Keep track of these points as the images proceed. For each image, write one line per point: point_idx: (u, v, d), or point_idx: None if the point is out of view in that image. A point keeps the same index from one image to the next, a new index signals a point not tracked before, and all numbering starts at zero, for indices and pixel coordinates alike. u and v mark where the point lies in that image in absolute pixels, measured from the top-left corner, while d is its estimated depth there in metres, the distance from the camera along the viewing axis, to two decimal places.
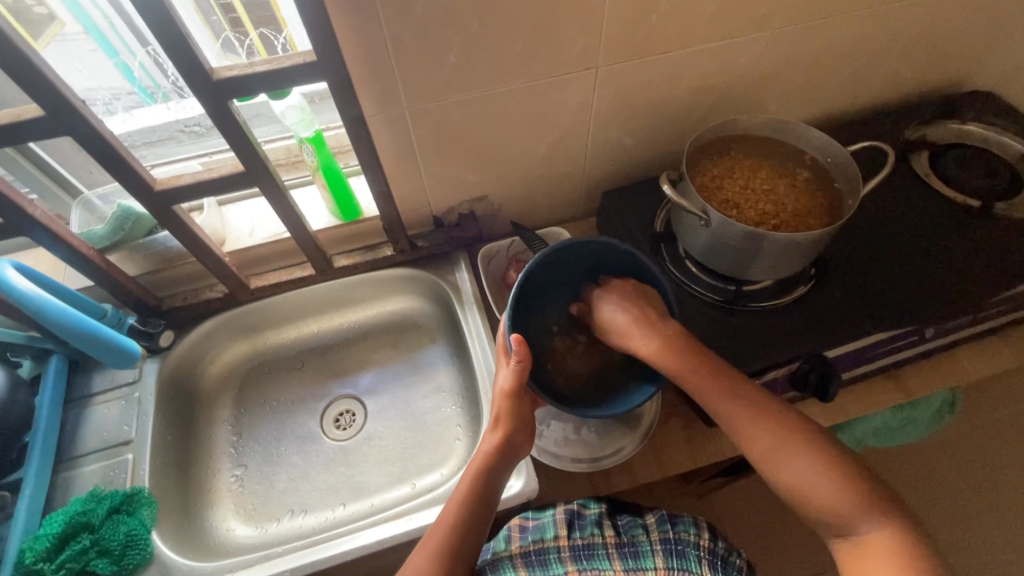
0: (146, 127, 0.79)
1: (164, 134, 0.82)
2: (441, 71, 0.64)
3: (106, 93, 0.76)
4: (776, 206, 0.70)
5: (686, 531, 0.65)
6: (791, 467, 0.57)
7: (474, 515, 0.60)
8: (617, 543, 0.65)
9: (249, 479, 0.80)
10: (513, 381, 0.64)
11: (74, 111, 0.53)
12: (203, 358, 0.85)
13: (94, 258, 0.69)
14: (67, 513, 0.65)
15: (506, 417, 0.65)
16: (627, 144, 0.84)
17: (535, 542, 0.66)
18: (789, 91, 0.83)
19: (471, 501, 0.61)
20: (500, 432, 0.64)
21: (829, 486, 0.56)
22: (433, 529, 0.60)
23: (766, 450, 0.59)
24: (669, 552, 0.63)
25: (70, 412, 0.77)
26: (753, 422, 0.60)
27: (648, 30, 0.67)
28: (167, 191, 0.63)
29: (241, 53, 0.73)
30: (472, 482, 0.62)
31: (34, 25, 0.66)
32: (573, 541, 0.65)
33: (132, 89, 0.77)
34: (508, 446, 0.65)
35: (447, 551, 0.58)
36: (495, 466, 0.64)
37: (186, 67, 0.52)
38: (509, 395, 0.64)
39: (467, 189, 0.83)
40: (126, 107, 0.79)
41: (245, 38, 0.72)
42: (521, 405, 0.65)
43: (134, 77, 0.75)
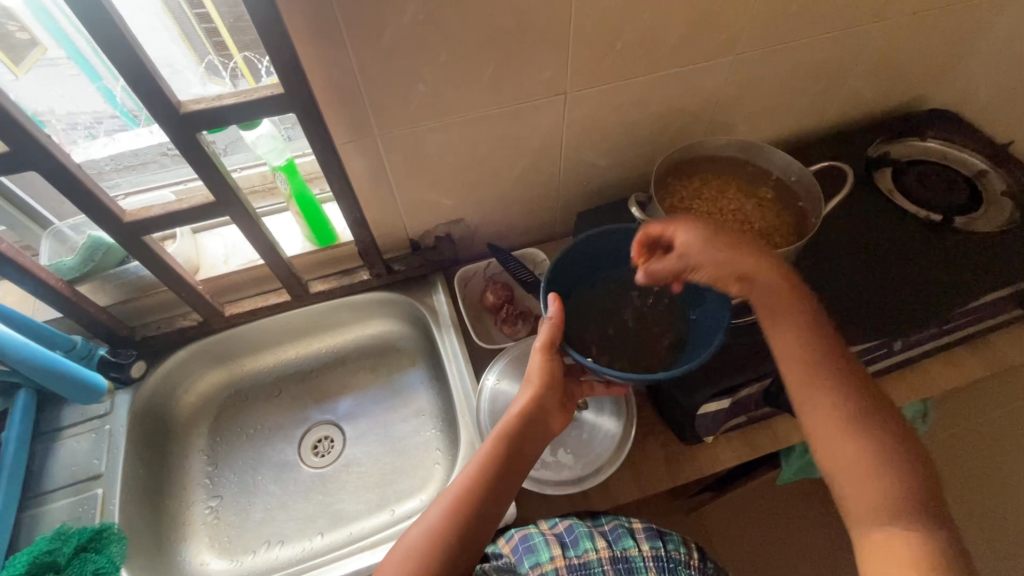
0: (128, 151, 0.80)
1: (145, 158, 0.82)
2: (411, 99, 0.65)
3: (88, 117, 0.76)
4: (743, 225, 0.72)
5: (676, 550, 0.66)
6: (855, 455, 0.54)
7: (496, 473, 0.59)
8: (612, 558, 0.64)
9: (224, 511, 0.78)
10: (548, 338, 0.62)
11: (40, 146, 0.53)
12: (177, 388, 0.84)
13: (64, 290, 0.68)
14: (31, 553, 0.63)
15: (537, 376, 0.63)
16: (600, 165, 0.85)
17: (532, 567, 0.64)
18: (756, 112, 0.86)
19: (495, 461, 0.60)
20: (531, 390, 0.63)
21: (886, 484, 0.52)
22: (453, 484, 0.59)
23: (830, 434, 0.55)
24: (663, 568, 0.64)
25: (39, 446, 0.75)
26: (832, 404, 0.55)
27: (613, 57, 0.69)
28: (136, 222, 0.63)
29: (225, 76, 0.73)
30: (497, 442, 0.61)
31: (14, 50, 0.66)
32: (569, 560, 0.64)
33: (114, 113, 0.77)
34: (539, 408, 0.63)
35: (466, 508, 0.57)
36: (522, 426, 0.62)
37: (152, 99, 0.53)
38: (542, 353, 0.63)
39: (443, 212, 0.83)
40: (108, 131, 0.78)
41: (228, 61, 0.72)
42: (551, 364, 0.64)
43: (117, 101, 0.75)
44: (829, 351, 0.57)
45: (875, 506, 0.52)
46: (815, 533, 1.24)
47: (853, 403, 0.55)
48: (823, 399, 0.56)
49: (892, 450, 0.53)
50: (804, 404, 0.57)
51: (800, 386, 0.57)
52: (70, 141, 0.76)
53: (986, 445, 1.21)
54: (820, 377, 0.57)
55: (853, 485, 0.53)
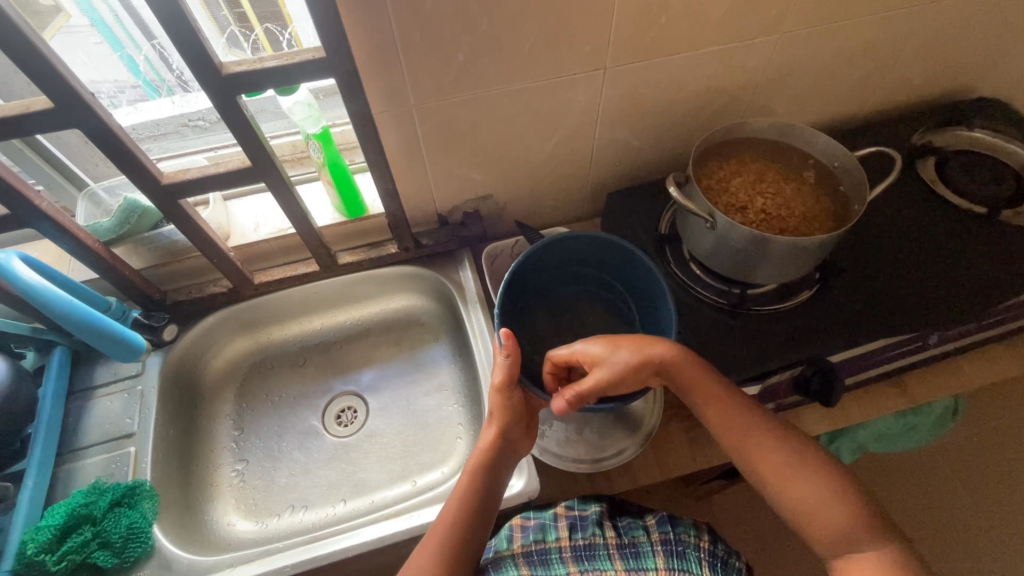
0: (150, 121, 0.80)
1: (167, 128, 0.82)
2: (450, 70, 0.64)
3: (111, 85, 0.76)
4: (782, 210, 0.70)
5: (686, 533, 0.65)
6: (800, 492, 0.57)
7: (475, 510, 0.61)
8: (618, 544, 0.64)
9: (249, 474, 0.80)
10: (505, 375, 0.64)
11: (84, 104, 0.53)
12: (206, 352, 0.85)
13: (100, 251, 0.69)
14: (68, 505, 0.65)
15: (500, 412, 0.65)
16: (634, 145, 0.84)
17: (536, 542, 0.66)
18: (797, 94, 0.83)
19: (472, 499, 0.62)
20: (495, 426, 0.65)
21: (842, 511, 0.55)
22: (435, 528, 0.61)
23: (776, 476, 0.58)
24: (670, 553, 0.63)
25: (73, 404, 0.77)
26: (768, 447, 0.59)
27: (658, 31, 0.67)
28: (173, 185, 0.63)
29: (246, 47, 0.73)
30: (469, 482, 0.63)
31: (39, 17, 0.65)
32: (575, 541, 0.65)
33: (136, 82, 0.77)
34: (506, 440, 0.65)
35: (453, 548, 0.59)
36: (493, 461, 0.64)
37: (195, 59, 0.52)
38: (501, 390, 0.64)
39: (473, 187, 0.83)
40: (130, 101, 0.79)
41: (249, 33, 0.72)
42: (511, 399, 0.65)
43: (140, 70, 0.75)
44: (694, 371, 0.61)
45: (836, 535, 0.55)
46: None
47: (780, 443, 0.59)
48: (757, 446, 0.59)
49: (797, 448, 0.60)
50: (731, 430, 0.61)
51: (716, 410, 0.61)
52: None
53: (1009, 445, 1.19)
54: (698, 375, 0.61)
55: (813, 523, 0.56)
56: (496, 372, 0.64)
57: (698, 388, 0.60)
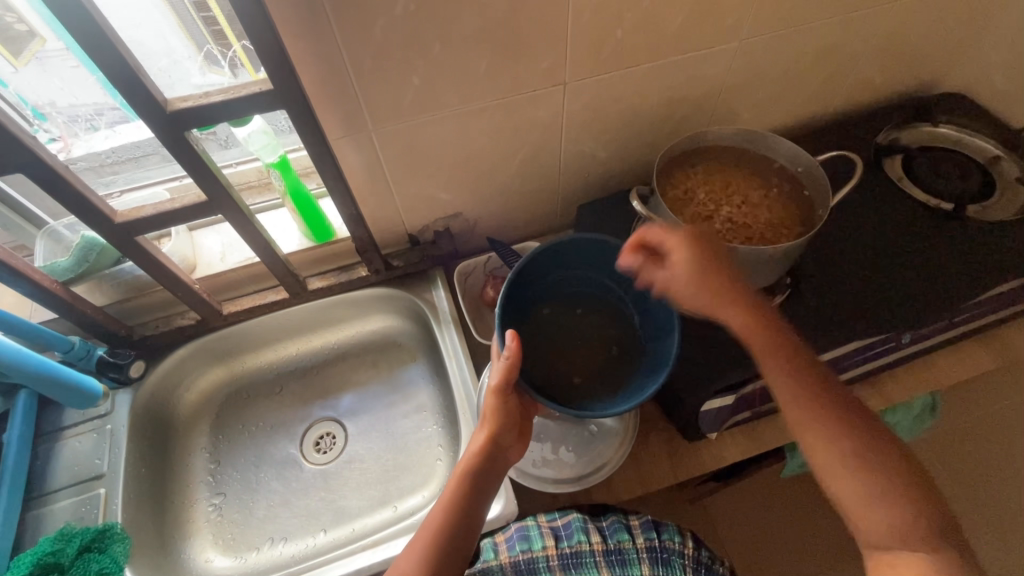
0: (129, 144, 0.79)
1: (147, 150, 0.81)
2: (405, 93, 0.63)
3: (89, 109, 0.75)
4: (749, 218, 0.70)
5: (671, 540, 0.66)
6: (853, 488, 0.53)
7: (459, 524, 0.59)
8: (605, 550, 0.64)
9: (227, 508, 0.78)
10: (502, 378, 0.60)
11: (26, 148, 0.51)
12: (178, 385, 0.84)
13: (60, 291, 0.68)
14: (34, 554, 0.63)
15: (492, 414, 0.63)
16: (601, 157, 0.83)
17: (523, 552, 0.65)
18: (762, 99, 0.83)
19: (459, 502, 0.60)
20: (485, 430, 0.63)
21: (896, 521, 0.51)
22: (420, 531, 0.59)
23: (829, 470, 0.54)
24: (656, 561, 0.64)
25: (41, 446, 0.75)
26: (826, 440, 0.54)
27: (615, 45, 0.66)
28: (127, 223, 0.61)
29: (224, 65, 0.72)
30: (458, 486, 0.61)
31: (11, 42, 0.64)
32: (561, 550, 0.64)
33: (114, 105, 0.75)
34: (496, 445, 0.63)
35: (437, 553, 0.57)
36: (482, 466, 0.62)
37: (138, 98, 0.51)
38: (496, 392, 0.62)
39: (441, 206, 0.82)
40: (109, 123, 0.77)
41: (228, 51, 0.70)
42: (506, 403, 0.62)
43: (116, 93, 0.73)
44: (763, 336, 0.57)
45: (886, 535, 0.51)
46: (821, 529, 1.23)
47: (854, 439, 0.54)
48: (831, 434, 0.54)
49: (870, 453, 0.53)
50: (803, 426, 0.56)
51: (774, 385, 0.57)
52: (71, 134, 0.76)
53: (996, 435, 1.19)
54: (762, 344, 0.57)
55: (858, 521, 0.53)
56: (492, 374, 0.61)
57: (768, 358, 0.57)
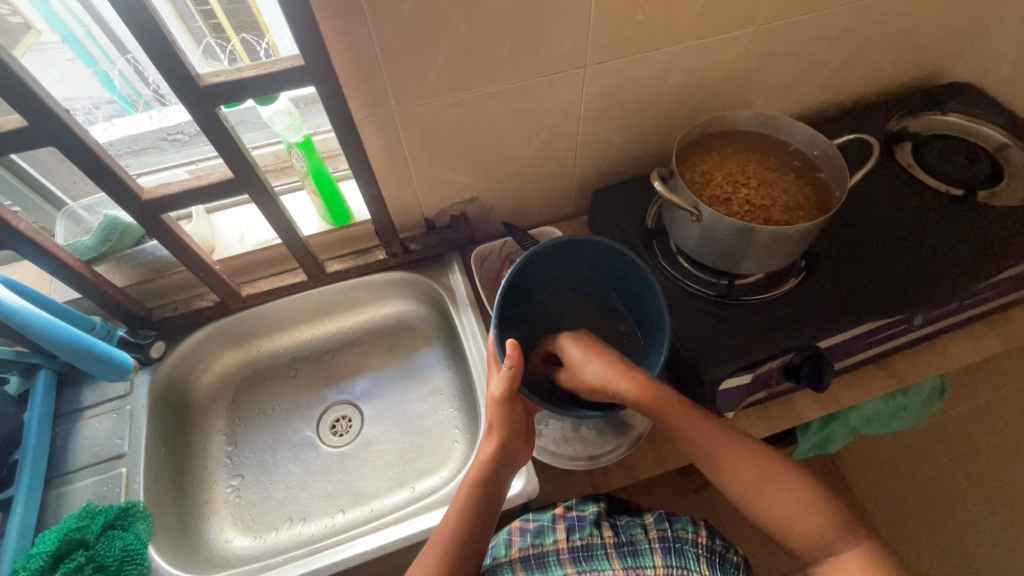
0: (128, 136, 0.78)
1: (147, 143, 0.81)
2: (430, 73, 0.64)
3: (85, 102, 0.74)
4: (766, 201, 0.71)
5: (684, 530, 0.65)
6: (780, 498, 0.57)
7: (470, 532, 0.60)
8: (615, 543, 0.65)
9: (246, 490, 0.79)
10: (505, 388, 0.64)
11: (60, 121, 0.52)
12: (195, 368, 0.84)
13: (83, 270, 0.68)
14: (60, 530, 0.63)
15: (499, 424, 0.65)
16: (617, 142, 0.84)
17: (534, 545, 0.66)
18: (776, 85, 0.84)
19: (470, 511, 0.61)
20: (494, 438, 0.64)
21: (819, 517, 0.56)
22: (432, 540, 0.60)
23: (756, 487, 0.58)
24: (667, 550, 0.63)
25: (60, 427, 0.75)
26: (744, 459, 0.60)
27: (637, 28, 0.67)
28: (155, 200, 0.62)
29: (223, 58, 0.71)
30: (468, 493, 0.62)
31: (9, 34, 0.64)
32: (572, 543, 0.65)
33: (111, 98, 0.75)
34: (505, 453, 0.65)
35: (450, 556, 0.57)
36: (491, 474, 0.63)
37: (172, 72, 0.51)
38: (500, 402, 0.64)
39: (459, 190, 0.83)
40: (106, 117, 0.77)
41: (225, 44, 0.70)
42: (511, 412, 0.65)
43: (115, 86, 0.74)
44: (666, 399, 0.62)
45: (819, 538, 0.55)
46: None
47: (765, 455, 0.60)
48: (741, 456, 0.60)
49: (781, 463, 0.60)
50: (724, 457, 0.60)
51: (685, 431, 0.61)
52: None
53: None
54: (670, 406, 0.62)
55: (798, 531, 0.56)
56: (497, 385, 0.64)
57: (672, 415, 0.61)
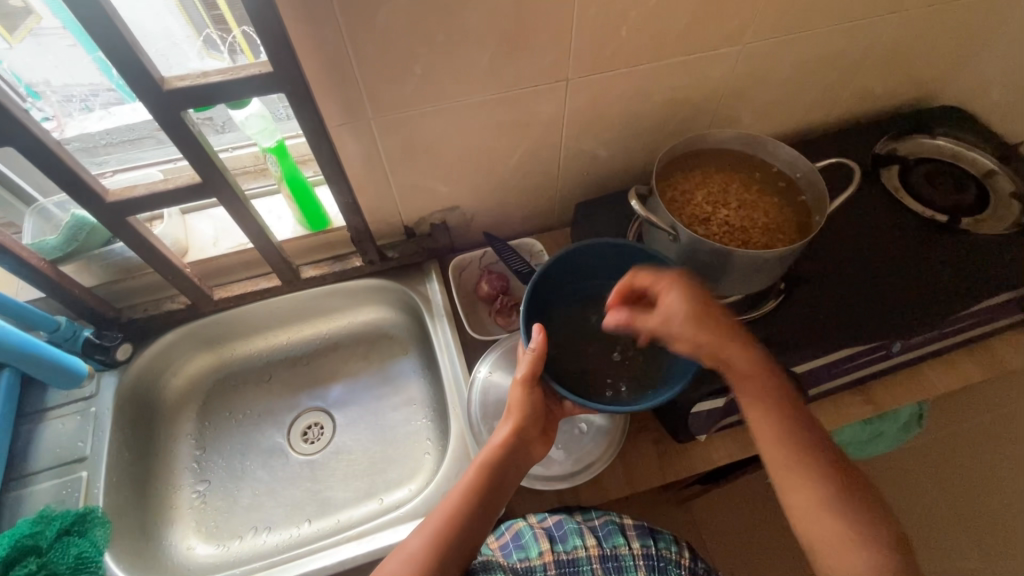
0: (124, 126, 0.77)
1: (141, 133, 0.80)
2: (406, 82, 0.63)
3: (84, 89, 0.73)
4: (747, 222, 0.70)
5: (666, 549, 0.67)
6: (831, 524, 0.54)
7: (473, 511, 0.59)
8: (601, 557, 0.64)
9: (211, 496, 0.78)
10: (528, 370, 0.61)
11: (17, 121, 0.50)
12: (165, 370, 0.83)
13: (46, 270, 0.66)
14: (13, 535, 0.62)
15: (518, 407, 0.63)
16: (601, 155, 0.83)
17: (519, 560, 0.63)
18: (764, 104, 0.83)
19: (476, 493, 0.60)
20: (510, 422, 0.62)
21: (867, 557, 0.52)
22: (435, 512, 0.59)
23: (807, 509, 0.55)
24: (651, 568, 0.64)
25: (22, 426, 0.74)
26: (808, 478, 0.56)
27: (619, 43, 0.66)
28: (119, 202, 0.60)
29: (224, 49, 0.70)
30: (476, 474, 0.61)
31: (8, 19, 0.62)
32: (558, 556, 0.63)
33: (111, 85, 0.74)
34: (520, 440, 0.62)
35: (446, 535, 0.57)
36: (504, 458, 0.62)
37: (134, 75, 0.50)
38: (523, 385, 0.62)
39: (438, 199, 0.82)
40: (104, 104, 0.76)
41: (226, 36, 0.69)
42: (532, 396, 0.63)
43: (112, 74, 0.71)
44: (758, 375, 0.58)
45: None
46: None
47: (831, 479, 0.55)
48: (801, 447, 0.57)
49: (849, 492, 0.55)
50: (785, 468, 0.57)
51: (759, 423, 0.58)
52: (66, 113, 0.75)
53: (981, 447, 1.20)
54: (758, 390, 0.58)
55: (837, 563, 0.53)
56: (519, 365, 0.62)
57: (754, 398, 0.58)
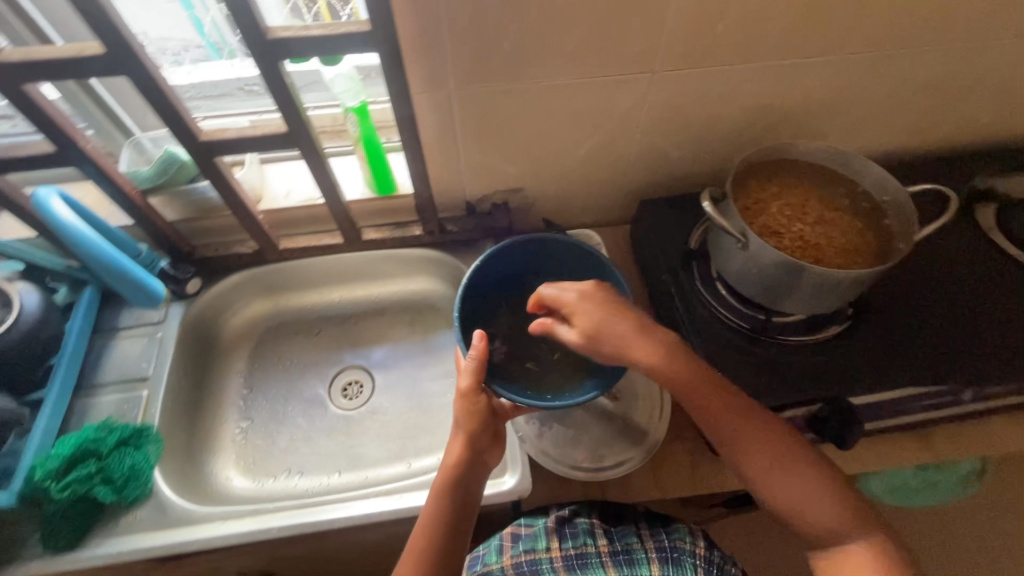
0: (208, 82, 0.82)
1: (223, 90, 0.85)
2: (493, 57, 0.63)
3: (177, 44, 0.77)
4: (821, 240, 0.67)
5: (681, 540, 0.64)
6: (815, 507, 0.56)
7: (447, 537, 0.59)
8: (612, 551, 0.63)
9: (252, 434, 0.82)
10: (473, 377, 0.61)
11: (134, 55, 0.53)
12: (225, 309, 0.87)
13: (137, 199, 0.71)
14: (78, 437, 0.67)
15: (465, 418, 0.62)
16: (673, 155, 0.81)
17: (526, 552, 0.64)
18: (854, 121, 0.79)
19: (445, 519, 0.59)
20: (460, 434, 0.62)
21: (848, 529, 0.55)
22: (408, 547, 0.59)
23: (793, 499, 0.57)
24: (665, 560, 0.62)
25: (96, 341, 0.79)
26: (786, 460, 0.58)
27: (712, 39, 0.64)
28: (211, 142, 0.64)
29: (307, 18, 0.68)
30: (439, 499, 0.60)
31: None
32: (566, 551, 0.63)
33: (201, 43, 0.77)
34: (473, 450, 0.62)
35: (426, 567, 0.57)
36: (462, 475, 0.61)
37: (243, 20, 0.52)
38: (467, 395, 0.61)
39: (504, 179, 0.82)
40: (192, 60, 0.80)
41: (312, 6, 0.67)
42: (477, 403, 0.62)
43: (205, 31, 0.76)
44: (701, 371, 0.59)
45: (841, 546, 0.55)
46: None
47: (804, 465, 0.57)
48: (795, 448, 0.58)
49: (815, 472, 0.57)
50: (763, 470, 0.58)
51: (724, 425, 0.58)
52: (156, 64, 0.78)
53: None
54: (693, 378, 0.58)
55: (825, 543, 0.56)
56: (463, 376, 0.61)
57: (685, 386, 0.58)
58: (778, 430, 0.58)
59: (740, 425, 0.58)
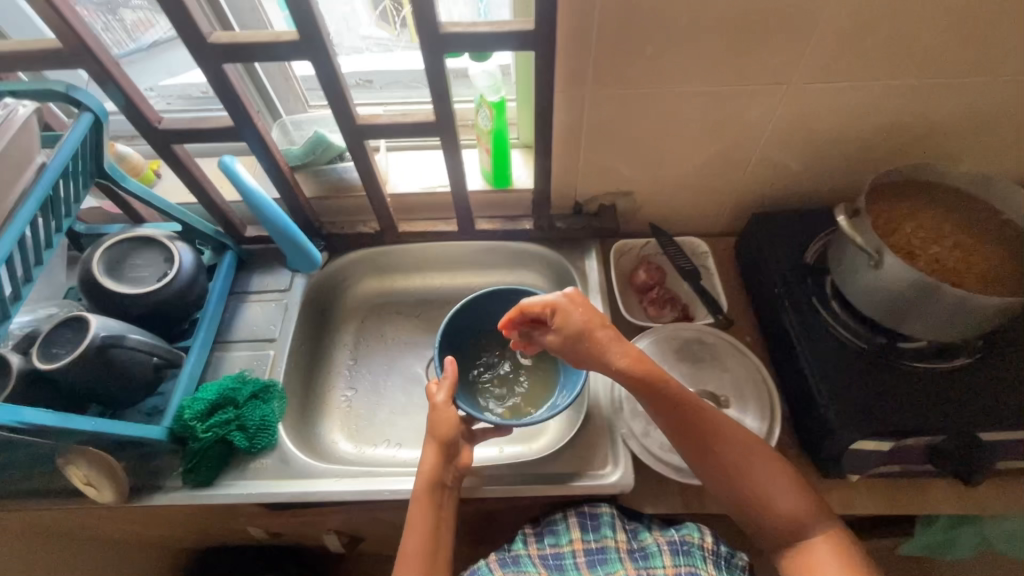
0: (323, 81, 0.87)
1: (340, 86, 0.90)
2: (635, 61, 0.65)
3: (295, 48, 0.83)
4: (959, 264, 0.64)
5: (690, 534, 0.63)
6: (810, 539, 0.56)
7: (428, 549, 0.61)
8: (628, 548, 0.64)
9: (356, 403, 0.87)
10: (447, 393, 0.68)
11: (321, 42, 0.59)
12: (339, 284, 0.93)
13: (286, 174, 0.77)
14: (219, 385, 0.73)
15: (437, 429, 0.66)
16: (793, 169, 0.81)
17: (551, 545, 0.66)
18: (995, 146, 0.76)
19: (426, 531, 0.62)
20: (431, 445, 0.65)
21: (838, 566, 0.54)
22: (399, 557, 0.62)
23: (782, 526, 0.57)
24: (677, 551, 0.62)
25: (230, 301, 0.87)
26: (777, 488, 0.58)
27: (860, 54, 0.64)
28: (364, 126, 0.69)
29: None
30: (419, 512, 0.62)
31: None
32: (588, 544, 0.65)
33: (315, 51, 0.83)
34: (445, 458, 0.65)
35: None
36: (432, 485, 0.63)
37: (422, 15, 0.57)
38: (440, 409, 0.67)
39: (618, 181, 0.84)
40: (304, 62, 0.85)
41: None
42: (448, 414, 0.67)
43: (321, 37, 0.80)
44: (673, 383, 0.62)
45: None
46: None
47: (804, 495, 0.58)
48: (772, 468, 0.59)
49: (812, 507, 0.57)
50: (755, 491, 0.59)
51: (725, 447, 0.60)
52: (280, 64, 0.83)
53: None
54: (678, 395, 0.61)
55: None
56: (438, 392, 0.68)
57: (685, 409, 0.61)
58: (762, 464, 0.59)
59: (733, 449, 0.60)
